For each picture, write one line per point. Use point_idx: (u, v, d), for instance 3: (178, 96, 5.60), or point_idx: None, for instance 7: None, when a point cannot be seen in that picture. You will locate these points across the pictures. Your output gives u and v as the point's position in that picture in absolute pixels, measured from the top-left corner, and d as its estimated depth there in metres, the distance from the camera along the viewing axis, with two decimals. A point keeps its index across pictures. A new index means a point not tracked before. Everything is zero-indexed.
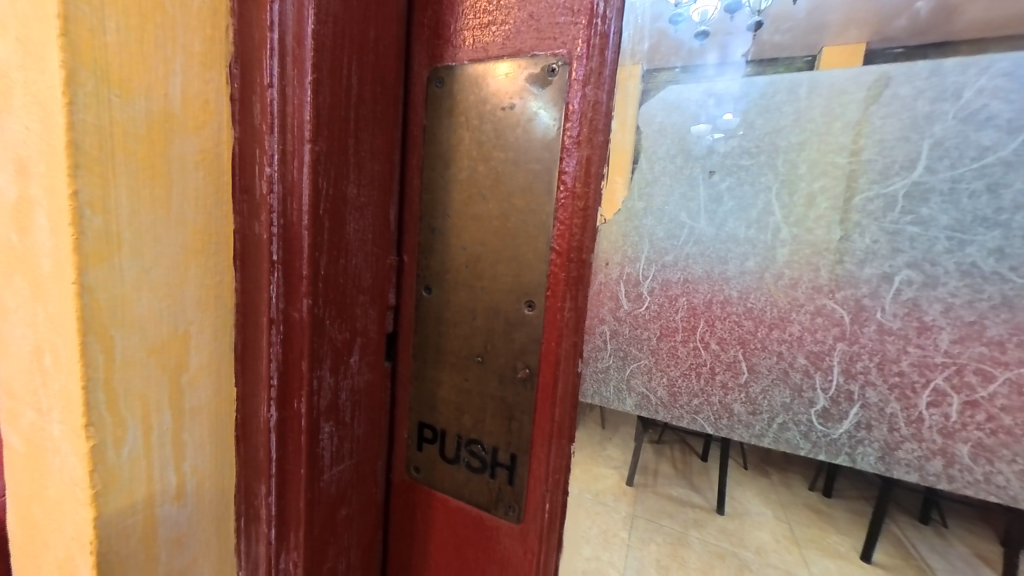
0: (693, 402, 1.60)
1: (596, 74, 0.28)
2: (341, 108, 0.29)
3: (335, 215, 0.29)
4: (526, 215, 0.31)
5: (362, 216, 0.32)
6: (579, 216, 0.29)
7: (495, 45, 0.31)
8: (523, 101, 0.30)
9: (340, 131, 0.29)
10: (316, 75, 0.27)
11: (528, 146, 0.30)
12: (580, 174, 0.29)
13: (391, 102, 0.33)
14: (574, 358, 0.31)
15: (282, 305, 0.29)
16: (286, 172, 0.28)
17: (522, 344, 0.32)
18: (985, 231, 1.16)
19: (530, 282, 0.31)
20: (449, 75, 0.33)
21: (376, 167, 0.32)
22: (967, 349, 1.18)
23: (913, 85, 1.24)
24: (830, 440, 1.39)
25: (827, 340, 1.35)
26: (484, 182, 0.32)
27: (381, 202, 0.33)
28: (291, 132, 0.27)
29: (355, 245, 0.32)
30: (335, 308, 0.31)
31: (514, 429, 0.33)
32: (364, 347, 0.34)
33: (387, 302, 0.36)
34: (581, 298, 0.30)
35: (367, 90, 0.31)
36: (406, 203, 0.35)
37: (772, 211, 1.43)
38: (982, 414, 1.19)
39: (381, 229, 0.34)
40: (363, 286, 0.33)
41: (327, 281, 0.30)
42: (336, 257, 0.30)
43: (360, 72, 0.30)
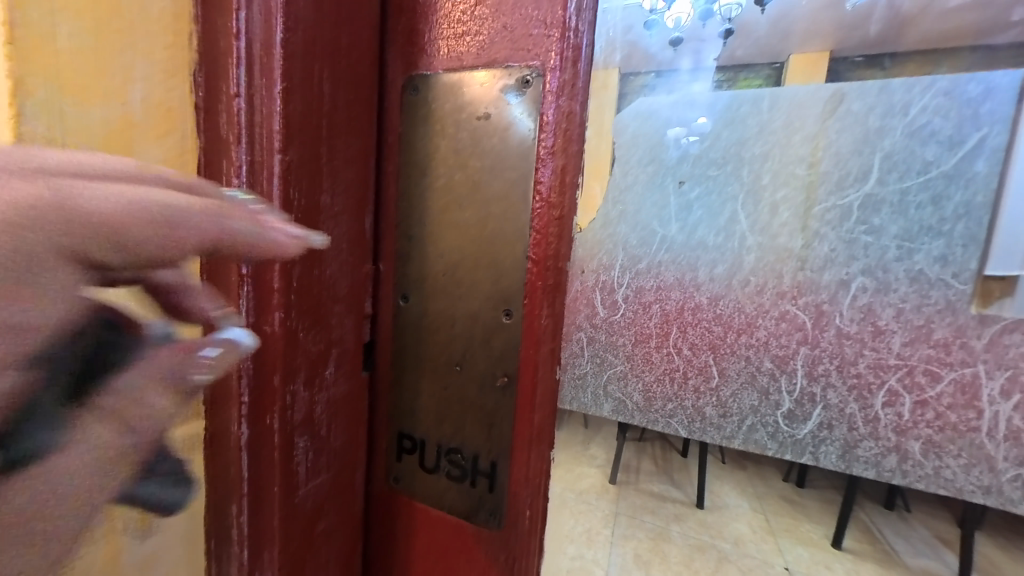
0: (667, 407, 1.59)
1: (569, 85, 0.29)
2: (310, 116, 0.28)
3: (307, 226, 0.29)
4: (503, 222, 0.32)
5: (340, 226, 0.31)
6: (556, 224, 0.31)
7: (470, 55, 0.32)
8: (498, 110, 0.31)
9: (313, 138, 0.28)
10: (287, 83, 0.27)
11: (505, 155, 0.31)
12: (555, 182, 0.30)
13: (366, 109, 0.32)
14: (551, 364, 0.33)
15: (252, 319, 0.28)
16: (256, 181, 0.27)
17: (501, 352, 0.33)
18: (929, 240, 1.26)
19: (509, 291, 0.32)
20: (424, 83, 0.33)
21: (352, 177, 0.32)
22: (916, 351, 1.27)
23: (864, 102, 1.32)
24: (795, 439, 1.43)
25: (792, 344, 1.39)
26: (462, 190, 0.33)
27: (358, 211, 0.33)
28: (258, 140, 0.27)
29: (331, 257, 0.31)
30: (311, 322, 0.30)
31: (494, 436, 0.34)
32: (340, 358, 0.33)
33: (364, 310, 0.35)
34: (558, 304, 0.32)
35: (340, 98, 0.30)
36: (386, 212, 0.35)
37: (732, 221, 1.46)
38: (930, 412, 1.27)
39: (359, 239, 0.33)
40: (338, 297, 0.32)
41: (302, 295, 0.29)
42: (310, 268, 0.30)
43: (331, 77, 0.29)
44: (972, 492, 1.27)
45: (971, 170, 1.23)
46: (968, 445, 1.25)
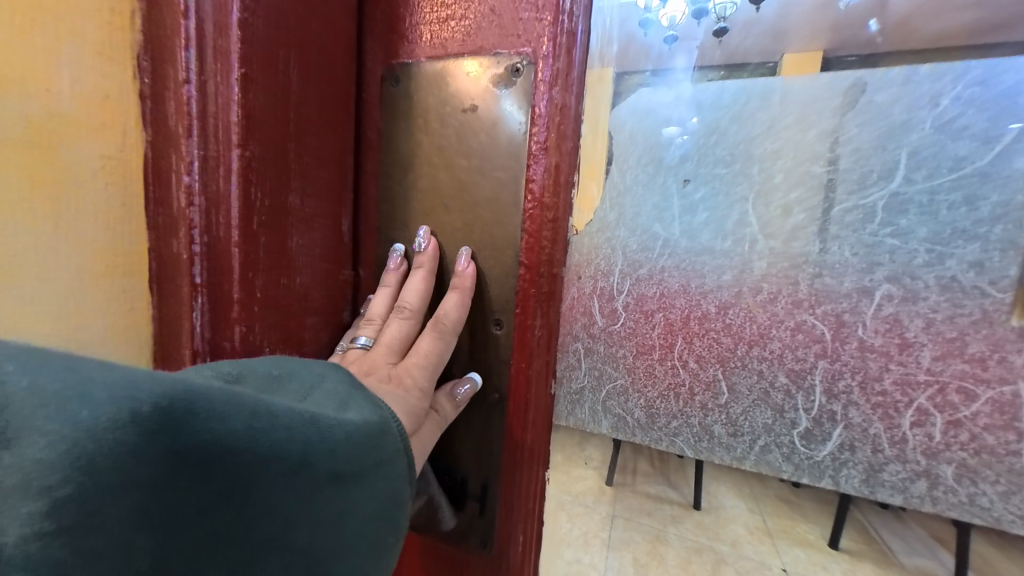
0: (672, 424, 1.59)
1: (562, 76, 0.28)
2: (277, 108, 0.25)
3: (274, 231, 0.26)
4: (491, 227, 0.30)
5: (315, 231, 0.28)
6: (549, 227, 0.29)
7: (454, 41, 0.30)
8: (487, 103, 0.29)
9: (281, 132, 0.25)
10: (245, 70, 0.23)
11: (493, 153, 0.29)
12: (547, 182, 0.29)
13: (341, 102, 0.29)
14: (545, 377, 0.31)
15: (208, 335, 0.25)
16: (208, 179, 0.24)
17: (490, 364, 0.31)
18: (964, 244, 1.24)
19: (498, 300, 0.30)
20: (405, 73, 0.31)
21: (326, 176, 0.28)
22: (948, 367, 1.27)
23: (889, 92, 1.33)
24: (814, 460, 1.45)
25: (809, 358, 1.39)
26: (447, 191, 0.31)
27: (334, 214, 0.30)
28: (212, 133, 0.24)
29: (304, 266, 0.28)
30: (281, 339, 0.27)
31: (484, 456, 0.31)
32: None
33: (342, 320, 0.32)
34: (552, 312, 0.30)
35: (311, 89, 0.27)
36: (365, 215, 0.32)
37: (727, 226, 1.47)
38: (963, 433, 1.27)
39: (335, 244, 0.30)
40: (311, 309, 0.29)
41: (268, 309, 0.26)
42: (278, 279, 0.26)
43: (303, 65, 0.26)
44: (1009, 521, 1.30)
45: (1009, 167, 1.21)
46: (1006, 471, 1.25)
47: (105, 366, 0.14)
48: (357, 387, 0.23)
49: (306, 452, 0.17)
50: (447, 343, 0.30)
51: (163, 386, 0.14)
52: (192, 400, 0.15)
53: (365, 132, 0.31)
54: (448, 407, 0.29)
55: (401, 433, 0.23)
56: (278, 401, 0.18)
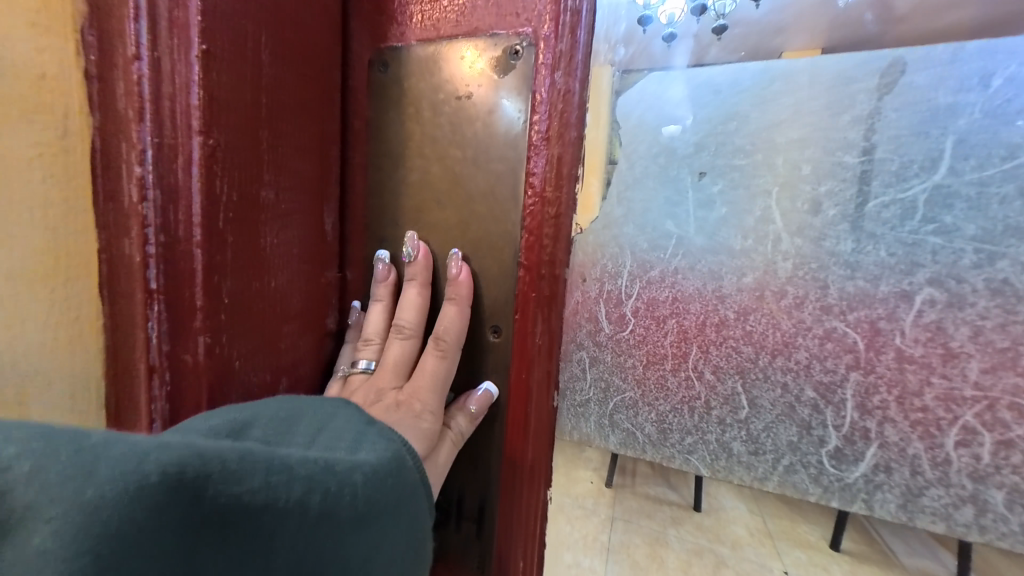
0: (685, 441, 1.34)
1: (565, 58, 0.25)
2: (248, 92, 0.22)
3: (244, 229, 0.23)
4: (488, 224, 0.27)
5: (293, 228, 0.25)
6: (551, 225, 0.26)
7: (448, 22, 0.27)
8: (483, 89, 0.27)
9: (252, 118, 0.23)
10: (208, 47, 0.21)
11: (489, 143, 0.27)
12: (549, 174, 0.26)
13: (322, 86, 0.26)
14: (547, 389, 0.28)
15: (168, 347, 0.22)
16: (166, 170, 0.21)
17: (488, 374, 0.28)
18: (1018, 242, 0.98)
19: (496, 304, 0.28)
20: (394, 57, 0.28)
21: (305, 167, 0.26)
22: (999, 381, 1.02)
23: (930, 72, 1.03)
24: (844, 484, 1.20)
25: (840, 369, 1.13)
26: (440, 185, 0.28)
27: (316, 210, 0.27)
28: (170, 118, 0.21)
29: (280, 268, 0.25)
30: (256, 349, 0.24)
31: (482, 474, 0.29)
32: (294, 388, 0.27)
33: (326, 327, 0.29)
34: (554, 319, 0.27)
35: (286, 70, 0.24)
36: (351, 211, 0.29)
37: (753, 214, 1.17)
38: (1016, 455, 1.03)
39: (315, 245, 0.27)
40: (290, 315, 0.26)
41: (237, 315, 0.23)
42: (250, 282, 0.23)
43: (277, 44, 0.23)
44: None
45: None
46: None
47: (116, 437, 0.15)
48: (371, 421, 0.22)
49: (324, 502, 0.17)
50: (451, 363, 0.27)
51: (173, 453, 0.15)
52: (204, 464, 0.15)
53: (351, 120, 0.29)
54: (462, 422, 0.27)
55: (417, 464, 0.22)
56: (290, 450, 0.18)
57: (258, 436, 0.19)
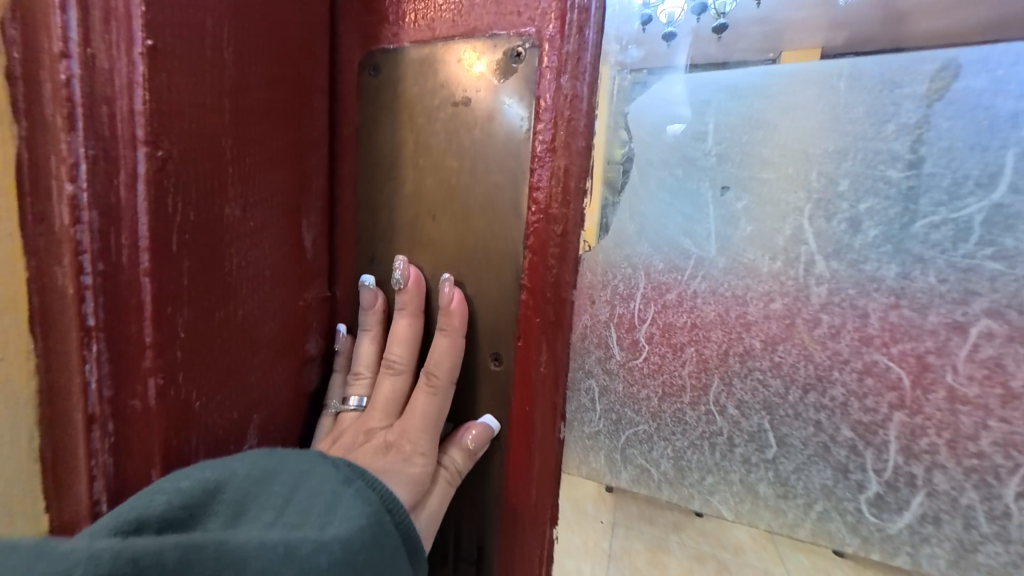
0: (706, 482, 1.07)
1: (573, 60, 0.23)
2: (207, 94, 0.19)
3: (205, 250, 0.20)
4: (488, 241, 0.25)
5: (265, 246, 0.23)
6: (557, 243, 0.24)
7: (444, 22, 0.25)
8: (482, 94, 0.24)
9: (213, 124, 0.20)
10: (154, 42, 0.18)
11: (489, 153, 0.25)
12: (556, 188, 0.24)
13: (298, 88, 0.24)
14: (552, 422, 0.25)
15: (109, 396, 0.18)
16: (104, 186, 0.18)
17: (488, 404, 0.26)
18: None
19: (496, 328, 0.26)
20: (386, 60, 0.26)
21: (277, 179, 0.23)
22: None
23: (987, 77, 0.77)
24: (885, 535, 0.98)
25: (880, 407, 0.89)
26: (435, 198, 0.26)
27: (291, 225, 0.24)
28: (110, 123, 0.18)
29: (249, 292, 0.22)
30: (222, 384, 0.21)
31: (481, 513, 0.26)
32: (270, 422, 0.24)
33: (306, 352, 0.26)
34: (559, 346, 0.25)
35: (256, 71, 0.21)
36: (332, 225, 0.27)
37: (741, 224, 0.94)
38: None
39: (290, 264, 0.25)
40: (262, 344, 0.23)
41: (198, 349, 0.20)
42: (213, 311, 0.21)
43: (242, 40, 0.21)
44: None
45: None
46: None
47: (41, 551, 0.14)
48: (346, 480, 0.20)
49: None
50: (443, 401, 0.25)
51: (104, 561, 0.14)
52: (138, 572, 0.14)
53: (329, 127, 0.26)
54: (458, 461, 0.25)
55: (398, 522, 0.20)
56: (243, 534, 0.16)
57: (229, 501, 0.18)
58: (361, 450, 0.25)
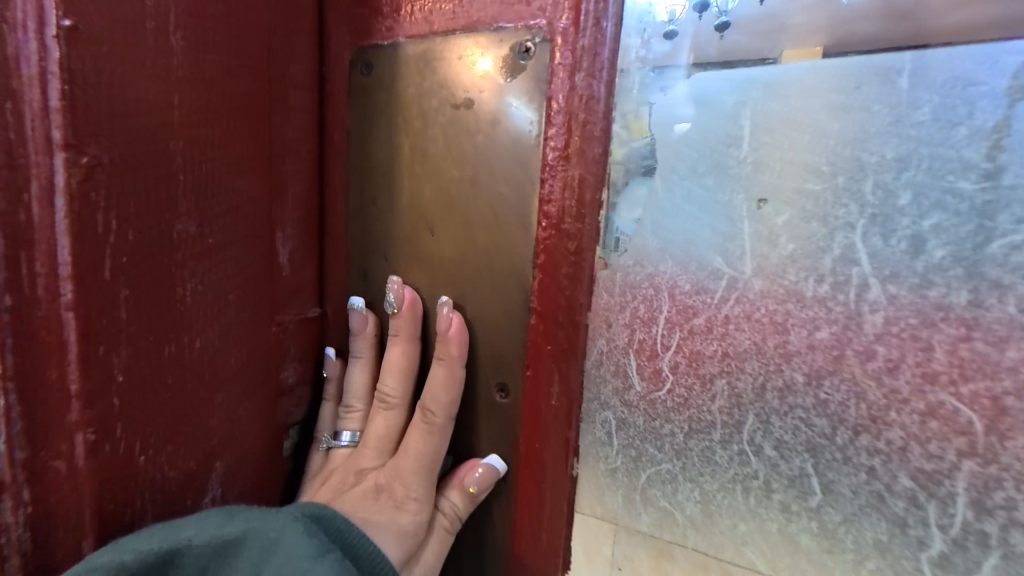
0: None
1: (589, 56, 0.20)
2: (152, 101, 0.17)
3: (147, 273, 0.18)
4: (492, 258, 0.22)
5: (228, 270, 0.20)
6: (570, 262, 0.22)
7: (443, 13, 0.22)
8: (484, 94, 0.22)
9: (158, 134, 0.17)
10: (77, 22, 0.15)
11: (493, 160, 0.22)
12: (569, 201, 0.21)
13: (270, 86, 0.22)
14: (565, 459, 0.23)
15: (34, 439, 0.16)
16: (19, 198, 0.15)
17: (492, 439, 0.23)
18: None
19: (502, 356, 0.23)
20: (379, 57, 0.24)
21: (244, 192, 0.21)
22: None
23: None
24: None
25: None
26: (433, 209, 0.23)
27: (261, 244, 0.22)
28: (26, 124, 0.15)
29: (205, 318, 0.20)
30: (170, 423, 0.19)
31: (486, 556, 0.24)
32: (237, 464, 0.22)
33: (282, 383, 0.24)
34: (572, 376, 0.22)
35: (215, 64, 0.19)
36: (311, 241, 0.25)
37: None
38: None
39: (258, 285, 0.22)
40: (224, 380, 0.21)
41: (141, 392, 0.18)
42: (160, 346, 0.18)
43: (199, 39, 0.18)
44: None
45: None
46: None
47: None
48: (322, 551, 0.18)
49: None
50: (441, 438, 0.23)
51: None
52: None
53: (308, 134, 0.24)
54: (457, 506, 0.23)
55: None
56: None
57: (192, 567, 0.17)
58: (349, 495, 0.22)
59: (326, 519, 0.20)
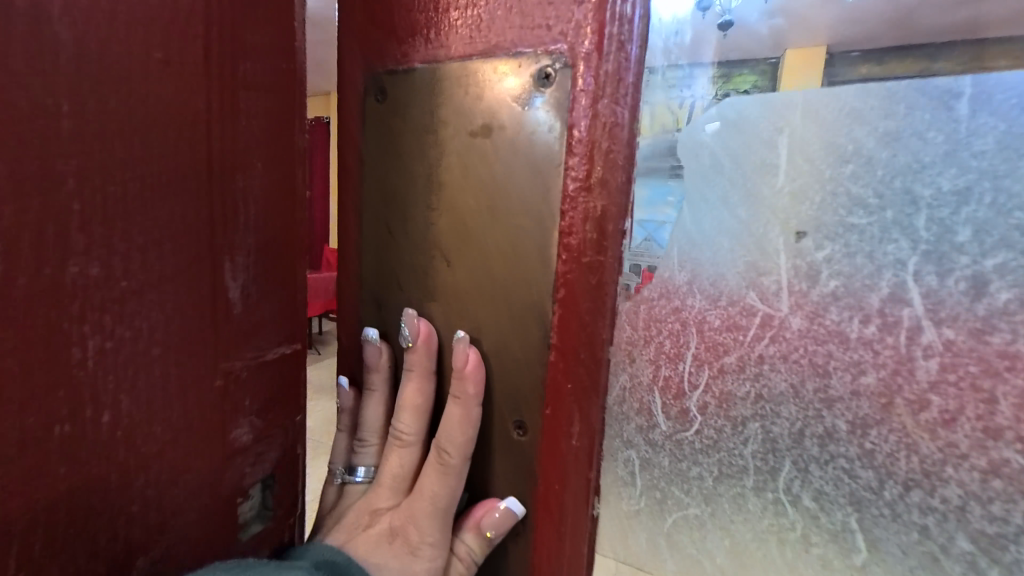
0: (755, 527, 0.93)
1: (614, 81, 0.19)
2: (15, 122, 0.13)
3: (26, 334, 0.14)
4: (511, 292, 0.22)
5: (148, 323, 0.17)
6: (592, 297, 0.21)
7: (459, 38, 0.22)
8: (501, 121, 0.21)
9: (36, 165, 0.14)
10: None
11: (509, 190, 0.21)
12: (590, 235, 0.20)
13: (205, 88, 0.18)
14: (586, 501, 0.22)
15: None
16: None
17: (509, 478, 0.23)
18: None
19: (521, 393, 0.22)
20: (392, 84, 0.23)
21: (169, 226, 0.17)
22: None
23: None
24: None
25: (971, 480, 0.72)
26: (447, 240, 0.23)
27: (194, 286, 0.18)
28: None
29: (113, 379, 0.16)
30: (67, 511, 0.16)
31: None
32: (172, 543, 0.19)
33: (231, 445, 0.20)
34: (594, 414, 0.21)
35: (117, 64, 0.15)
36: (271, 274, 0.21)
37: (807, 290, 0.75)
38: None
39: (191, 334, 0.18)
40: (141, 448, 0.17)
41: (26, 482, 0.15)
42: (53, 424, 0.15)
43: (87, 42, 0.14)
44: None
45: None
46: None
47: None
48: None
49: None
50: (458, 479, 0.22)
51: None
52: None
53: (262, 146, 0.20)
54: (473, 550, 0.22)
55: None
56: None
57: None
58: (362, 538, 0.22)
59: (340, 567, 0.21)
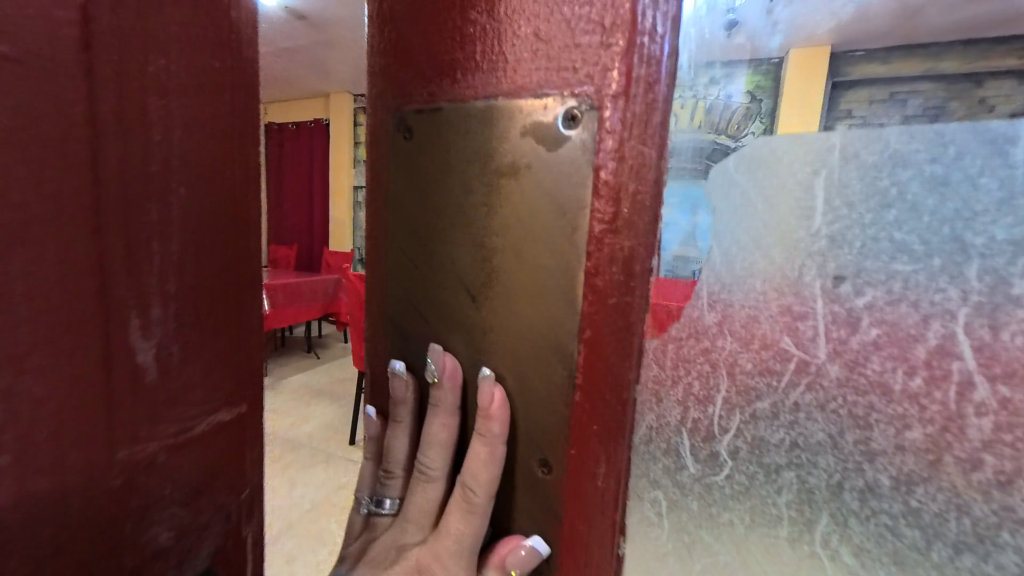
0: None
1: (640, 123, 0.19)
2: None
3: None
4: (538, 330, 0.21)
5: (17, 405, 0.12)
6: (617, 338, 0.21)
7: (485, 79, 0.22)
8: (526, 161, 0.21)
9: None
10: None
11: (534, 229, 0.21)
12: (617, 275, 0.20)
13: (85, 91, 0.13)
14: (612, 536, 0.23)
15: None
16: None
17: (533, 518, 0.22)
18: None
19: (546, 433, 0.22)
20: (419, 122, 0.24)
21: (35, 277, 0.12)
22: None
23: None
24: None
25: None
26: (472, 275, 0.23)
27: (84, 359, 0.14)
28: None
29: None
30: None
31: None
32: None
33: (148, 548, 0.16)
34: (618, 452, 0.22)
35: None
36: (198, 317, 0.17)
37: None
38: None
39: (76, 423, 0.14)
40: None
41: None
42: None
43: None
44: None
45: None
46: None
47: None
48: None
49: None
50: (482, 518, 0.22)
51: None
52: None
53: (187, 171, 0.16)
54: None
55: None
56: None
57: None
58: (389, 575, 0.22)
59: None
